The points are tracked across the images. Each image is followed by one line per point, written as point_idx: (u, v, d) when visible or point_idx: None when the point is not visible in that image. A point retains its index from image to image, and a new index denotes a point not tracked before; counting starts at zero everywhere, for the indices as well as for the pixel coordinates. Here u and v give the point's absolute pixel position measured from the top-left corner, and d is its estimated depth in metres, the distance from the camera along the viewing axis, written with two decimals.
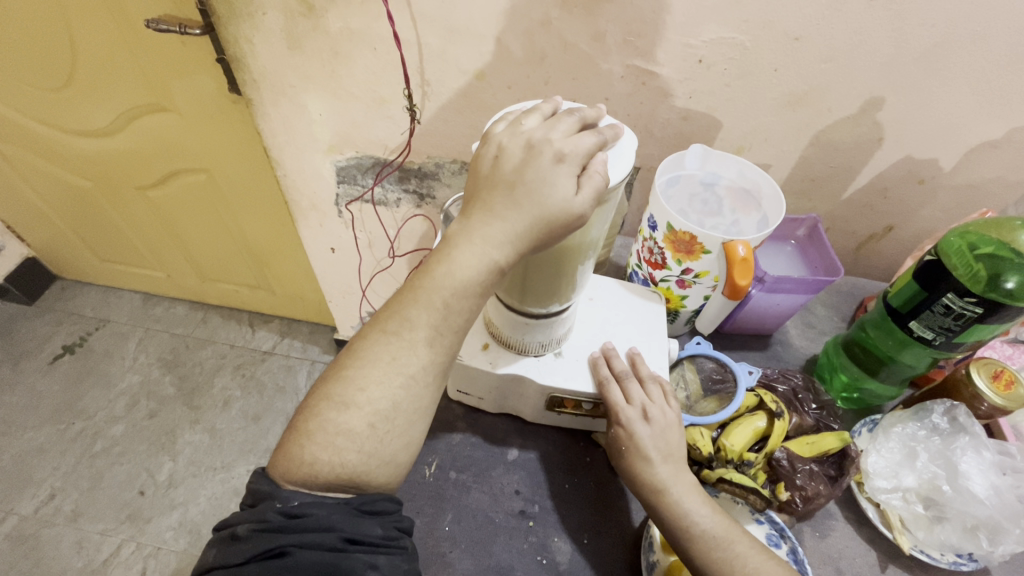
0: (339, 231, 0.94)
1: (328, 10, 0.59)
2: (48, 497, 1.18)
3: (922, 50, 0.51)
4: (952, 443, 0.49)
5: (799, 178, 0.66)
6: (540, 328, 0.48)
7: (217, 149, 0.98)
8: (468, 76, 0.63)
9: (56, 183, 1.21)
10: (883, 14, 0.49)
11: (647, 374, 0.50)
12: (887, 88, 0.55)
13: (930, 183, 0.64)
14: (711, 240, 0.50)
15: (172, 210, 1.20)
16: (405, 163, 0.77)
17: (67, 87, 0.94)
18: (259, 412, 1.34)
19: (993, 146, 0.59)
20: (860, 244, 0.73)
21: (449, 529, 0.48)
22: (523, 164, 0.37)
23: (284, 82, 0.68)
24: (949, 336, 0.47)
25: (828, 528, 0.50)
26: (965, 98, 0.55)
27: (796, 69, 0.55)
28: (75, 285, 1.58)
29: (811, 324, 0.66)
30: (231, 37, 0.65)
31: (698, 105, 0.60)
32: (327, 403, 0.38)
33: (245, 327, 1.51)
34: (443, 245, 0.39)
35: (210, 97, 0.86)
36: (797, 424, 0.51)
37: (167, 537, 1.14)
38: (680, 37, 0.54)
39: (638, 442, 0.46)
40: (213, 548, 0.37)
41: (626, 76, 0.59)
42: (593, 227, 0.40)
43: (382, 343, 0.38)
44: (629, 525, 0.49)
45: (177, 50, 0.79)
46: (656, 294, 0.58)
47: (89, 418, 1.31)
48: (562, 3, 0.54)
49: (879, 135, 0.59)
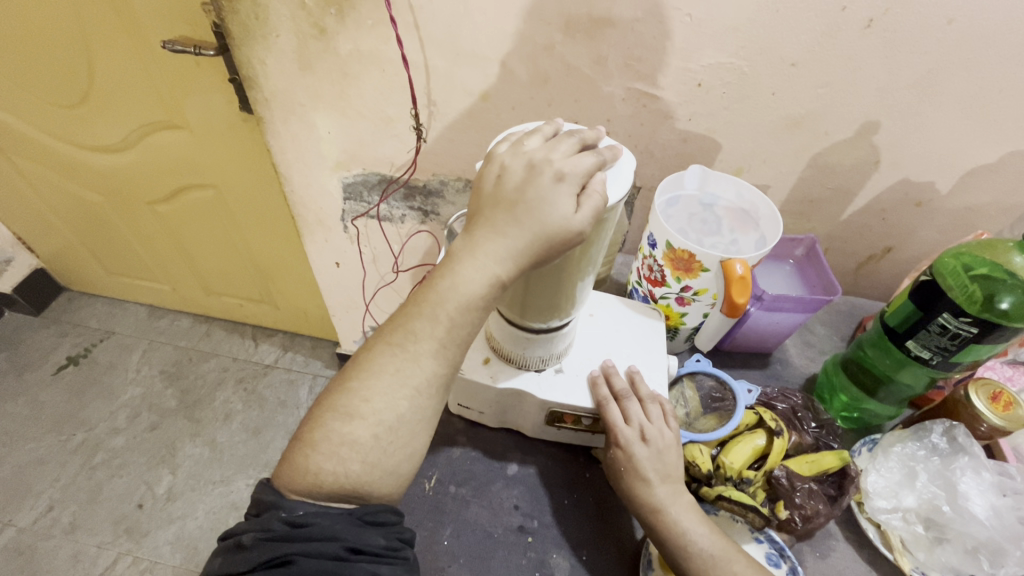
0: (345, 247, 0.95)
1: (339, 33, 0.61)
2: (46, 509, 1.17)
3: (915, 76, 0.53)
4: (951, 463, 0.49)
5: (798, 199, 0.67)
6: (540, 343, 0.49)
7: (226, 166, 1.01)
8: (472, 96, 0.65)
9: (68, 197, 1.24)
10: (876, 40, 0.51)
11: (646, 394, 0.50)
12: (881, 113, 0.57)
13: (927, 206, 0.65)
14: (710, 258, 0.51)
15: (180, 225, 1.22)
16: (411, 180, 0.79)
17: (82, 104, 0.97)
18: (260, 426, 1.34)
19: (988, 169, 0.60)
20: (859, 265, 0.73)
21: (448, 543, 0.48)
22: (524, 183, 0.38)
23: (293, 100, 0.70)
24: (946, 356, 0.47)
25: (828, 548, 0.50)
26: (958, 123, 0.56)
27: (795, 94, 0.56)
28: (82, 297, 1.60)
29: (811, 343, 0.66)
30: (244, 58, 0.67)
31: (698, 127, 0.62)
32: (333, 413, 0.38)
33: (248, 340, 1.52)
34: (447, 260, 0.40)
35: (220, 116, 0.89)
36: (796, 443, 0.51)
37: (164, 552, 1.13)
38: (680, 62, 0.56)
39: (637, 463, 0.46)
40: (218, 557, 0.37)
41: (627, 99, 0.61)
42: (592, 245, 0.41)
43: (387, 355, 0.39)
44: (629, 542, 0.49)
45: (191, 70, 0.82)
46: (656, 310, 0.58)
47: (90, 430, 1.31)
48: (565, 28, 0.56)
49: (876, 158, 0.61)
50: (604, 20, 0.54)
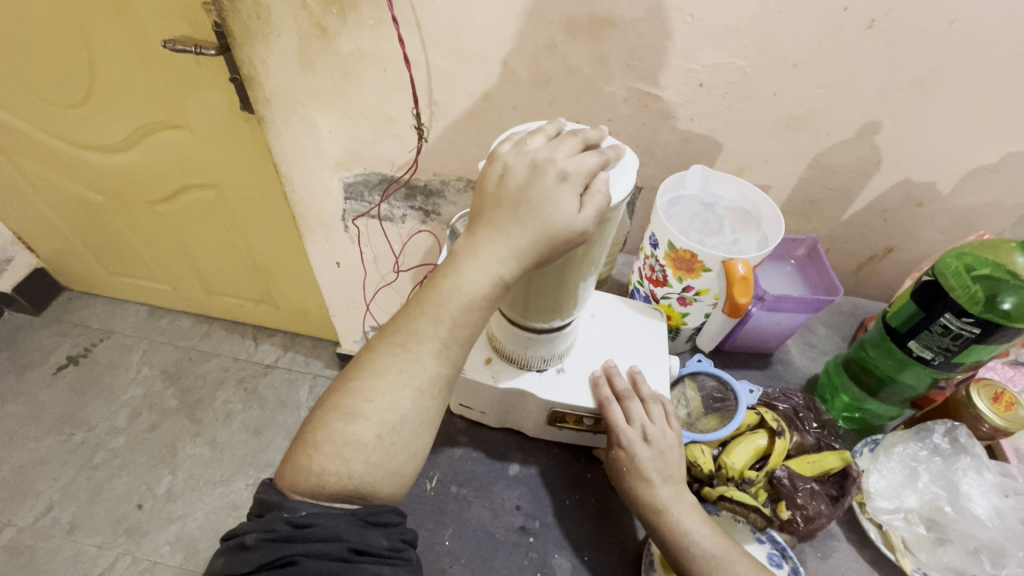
0: (345, 247, 0.95)
1: (340, 33, 0.61)
2: (46, 509, 1.17)
3: (917, 76, 0.53)
4: (953, 464, 0.49)
5: (799, 200, 0.67)
6: (542, 344, 0.49)
7: (227, 166, 1.01)
8: (474, 97, 0.65)
9: (68, 197, 1.24)
10: (877, 41, 0.51)
11: (648, 394, 0.50)
12: (883, 113, 0.56)
13: (928, 207, 0.65)
14: (712, 258, 0.51)
15: (180, 224, 1.22)
16: (413, 180, 0.79)
17: (83, 103, 0.97)
18: (260, 426, 1.34)
19: (989, 170, 0.60)
20: (860, 265, 0.73)
21: (449, 543, 0.48)
22: (526, 183, 0.38)
23: (294, 100, 0.70)
24: (948, 356, 0.47)
25: (830, 549, 0.50)
26: (959, 123, 0.56)
27: (796, 94, 0.56)
28: (82, 296, 1.60)
29: (813, 344, 0.66)
30: (245, 57, 0.66)
31: (699, 127, 0.62)
32: (336, 413, 0.38)
33: (248, 340, 1.52)
34: (449, 261, 0.40)
35: (221, 115, 0.89)
36: (798, 443, 0.51)
37: (164, 552, 1.13)
38: (682, 62, 0.56)
39: (639, 464, 0.46)
40: (221, 558, 0.37)
41: (629, 99, 0.61)
42: (594, 245, 0.41)
43: (389, 355, 0.39)
44: (631, 542, 0.49)
45: (192, 70, 0.82)
46: (657, 311, 0.58)
47: (90, 429, 1.31)
48: (566, 28, 0.56)
49: (878, 159, 0.61)
50: (605, 21, 0.54)
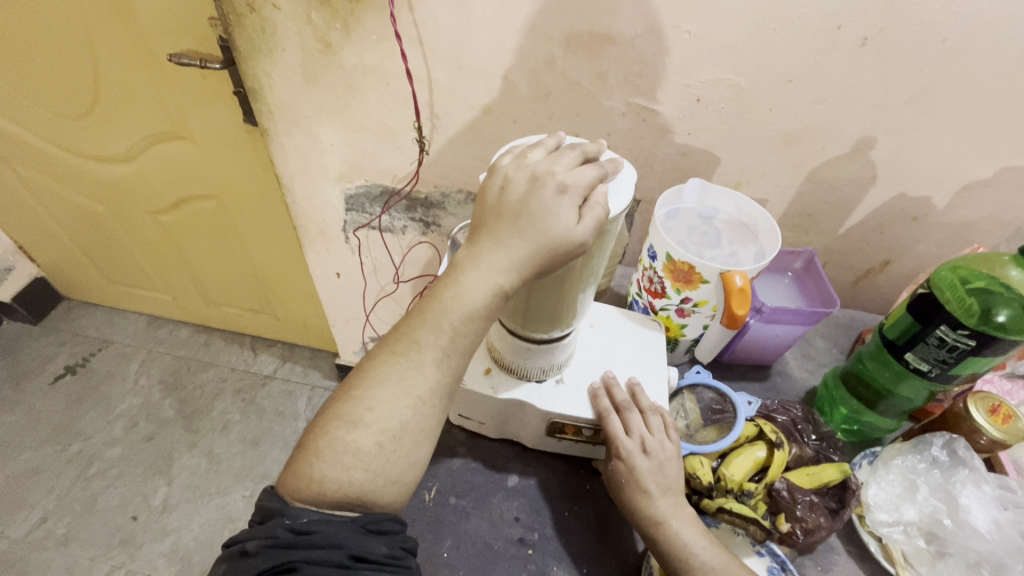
0: (346, 257, 0.96)
1: (343, 47, 0.62)
2: (40, 520, 1.16)
3: (910, 93, 0.54)
4: (952, 476, 0.49)
5: (796, 213, 0.67)
6: (541, 354, 0.49)
7: (229, 177, 1.02)
8: (475, 110, 0.66)
9: (70, 206, 1.25)
10: (871, 59, 0.52)
11: (647, 405, 0.50)
12: (877, 128, 0.57)
13: (924, 221, 0.65)
14: (710, 269, 0.51)
15: (181, 234, 1.22)
16: (414, 192, 0.80)
17: (88, 115, 0.98)
18: (258, 437, 1.34)
19: (983, 185, 0.61)
20: (858, 278, 0.74)
21: (448, 555, 0.48)
22: (526, 195, 0.38)
23: (298, 112, 0.71)
24: (945, 368, 0.47)
25: (830, 562, 0.49)
26: (953, 139, 0.57)
27: (791, 110, 0.57)
28: (82, 306, 1.60)
29: (811, 356, 0.67)
30: (250, 71, 0.67)
31: (697, 141, 0.62)
32: (337, 422, 0.38)
33: (247, 351, 1.51)
34: (450, 271, 0.40)
35: (224, 127, 0.90)
36: (797, 455, 0.51)
37: (158, 564, 1.12)
38: (679, 78, 0.57)
39: (638, 475, 0.46)
40: (221, 565, 0.37)
41: (627, 113, 0.62)
42: (594, 255, 0.41)
43: (390, 364, 0.39)
44: (630, 554, 0.49)
45: (196, 82, 0.84)
46: (656, 322, 0.59)
47: (86, 440, 1.30)
48: (566, 44, 0.57)
49: (873, 173, 0.61)
50: (604, 37, 0.56)
